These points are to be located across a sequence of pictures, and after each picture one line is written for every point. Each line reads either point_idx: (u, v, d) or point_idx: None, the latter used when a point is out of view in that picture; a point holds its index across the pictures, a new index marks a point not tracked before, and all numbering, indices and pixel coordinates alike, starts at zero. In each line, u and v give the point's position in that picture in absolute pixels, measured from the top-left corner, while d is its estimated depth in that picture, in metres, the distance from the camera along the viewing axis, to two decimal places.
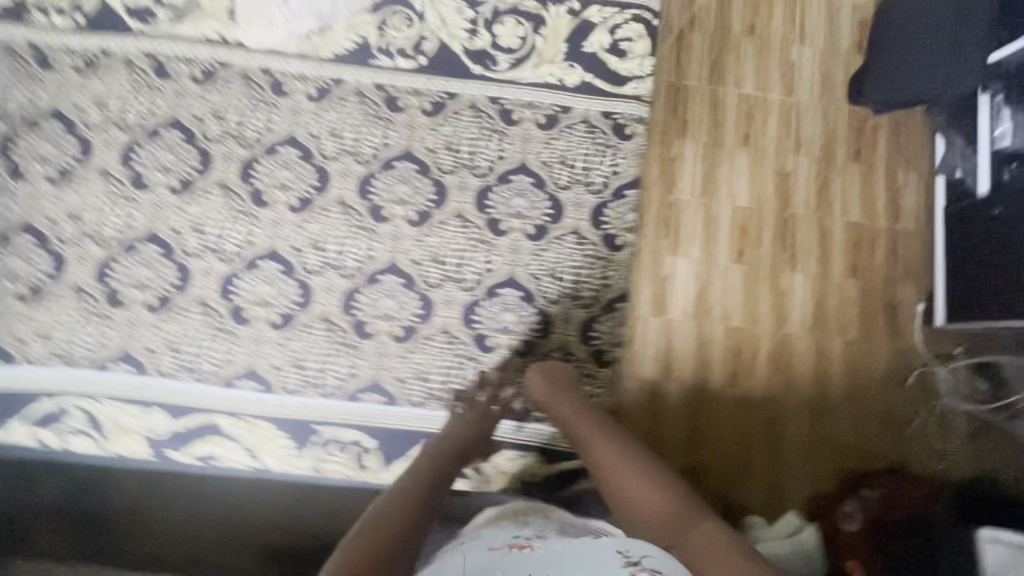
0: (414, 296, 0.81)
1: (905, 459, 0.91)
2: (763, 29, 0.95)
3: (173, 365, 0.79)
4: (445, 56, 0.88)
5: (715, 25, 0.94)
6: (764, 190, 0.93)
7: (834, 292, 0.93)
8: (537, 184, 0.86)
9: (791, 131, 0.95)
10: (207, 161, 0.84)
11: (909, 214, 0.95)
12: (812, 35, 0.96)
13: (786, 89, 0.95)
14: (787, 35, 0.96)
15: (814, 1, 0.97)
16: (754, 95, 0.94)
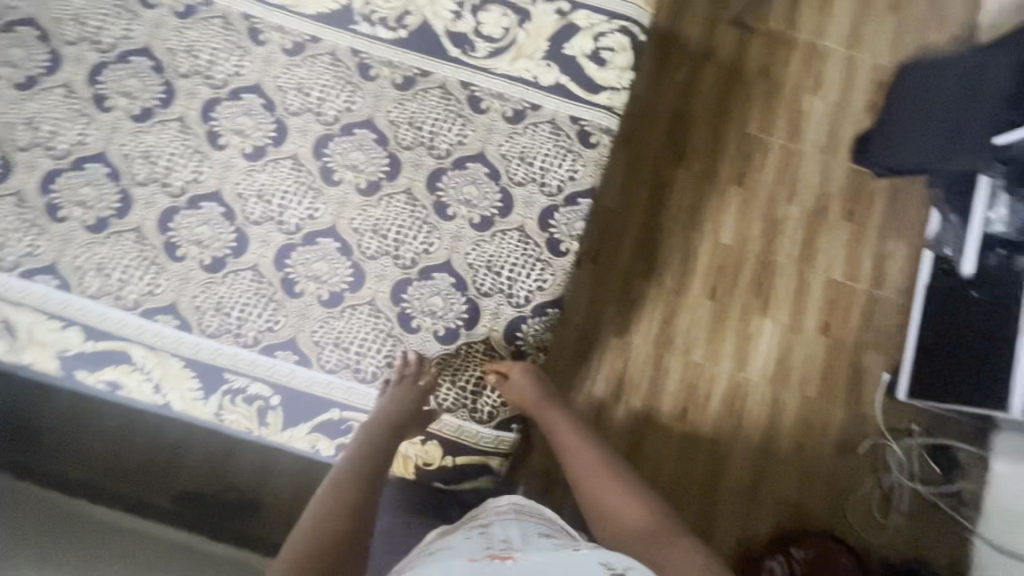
0: (347, 263, 0.82)
1: (841, 510, 1.34)
2: (731, 128, 1.49)
3: (98, 287, 0.80)
4: (426, 33, 0.88)
5: (682, 102, 1.49)
6: (743, 228, 1.46)
7: (791, 338, 1.41)
8: (491, 175, 0.86)
9: (790, 175, 1.49)
10: (170, 93, 0.84)
11: (888, 281, 1.45)
12: (820, 94, 1.52)
13: (788, 145, 1.50)
14: (788, 100, 1.52)
15: (794, 118, 1.51)
16: (750, 143, 1.49)
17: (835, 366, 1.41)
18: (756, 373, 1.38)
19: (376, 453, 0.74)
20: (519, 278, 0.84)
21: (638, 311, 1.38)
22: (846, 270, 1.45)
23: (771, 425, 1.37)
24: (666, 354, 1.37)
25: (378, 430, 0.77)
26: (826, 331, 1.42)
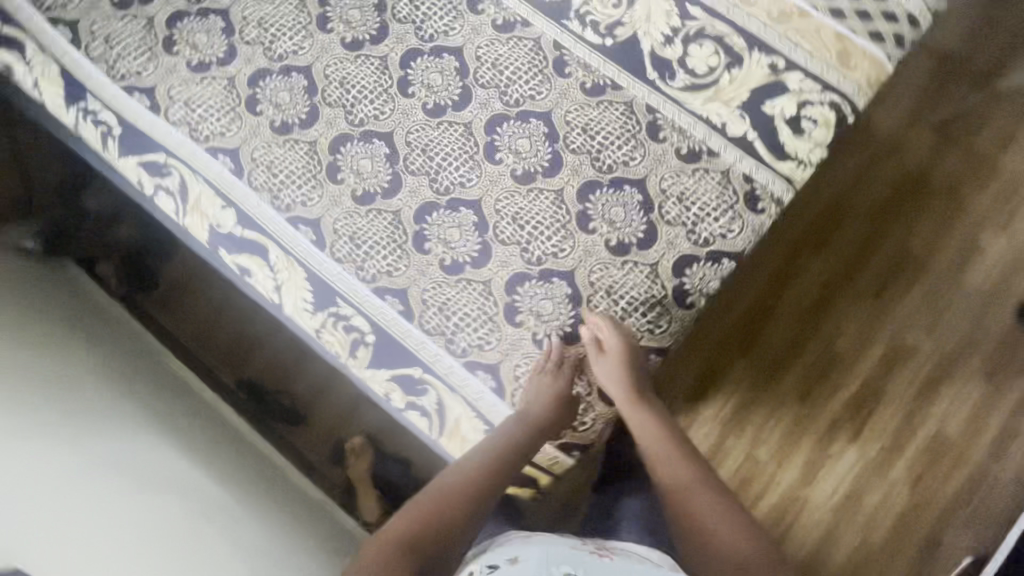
0: (478, 239, 0.84)
1: None
2: (882, 242, 1.47)
3: (264, 182, 0.87)
4: (631, 48, 0.87)
5: (842, 202, 1.49)
6: (867, 343, 1.38)
7: (877, 476, 1.30)
8: (643, 205, 0.83)
9: (933, 311, 1.41)
10: (382, 33, 0.90)
11: (1008, 462, 1.31)
12: (990, 245, 1.46)
13: (943, 280, 1.44)
14: (953, 237, 1.47)
15: (957, 258, 1.45)
16: (899, 265, 1.44)
17: (908, 526, 1.27)
18: (822, 495, 1.28)
19: (512, 453, 0.75)
20: (634, 313, 0.82)
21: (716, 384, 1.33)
22: (962, 431, 1.33)
23: (815, 554, 1.26)
24: (733, 438, 1.30)
25: (518, 430, 0.77)
26: (918, 483, 1.30)
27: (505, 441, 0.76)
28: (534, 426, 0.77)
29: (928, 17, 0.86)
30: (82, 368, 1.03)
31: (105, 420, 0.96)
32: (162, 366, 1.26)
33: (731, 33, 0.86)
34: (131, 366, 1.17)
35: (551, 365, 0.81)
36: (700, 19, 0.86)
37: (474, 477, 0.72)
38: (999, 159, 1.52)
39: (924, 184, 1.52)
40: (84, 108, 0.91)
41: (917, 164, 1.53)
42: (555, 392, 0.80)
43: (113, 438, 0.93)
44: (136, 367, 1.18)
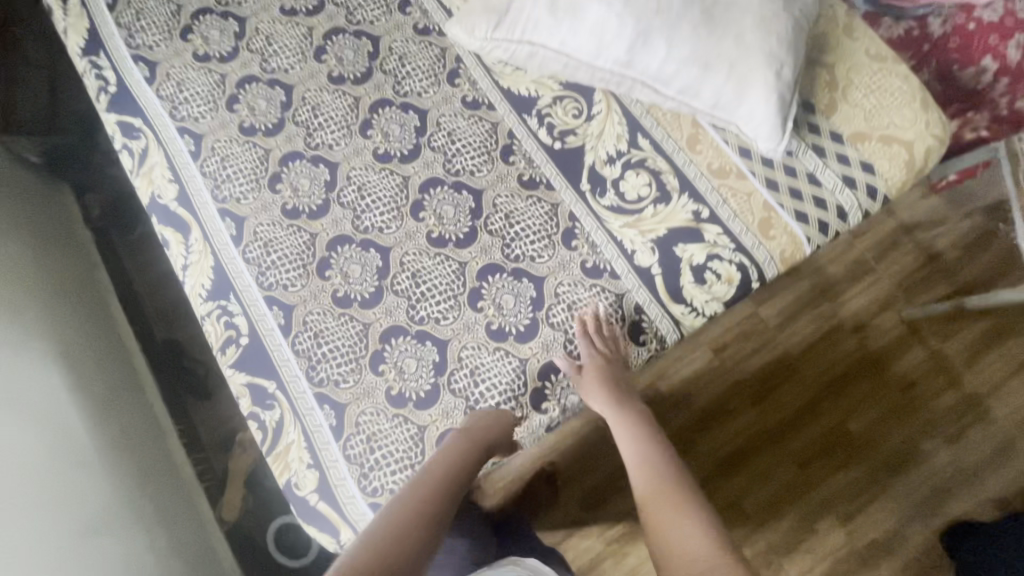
0: (375, 282, 0.87)
1: None
2: (813, 413, 1.50)
3: (213, 172, 0.94)
4: (576, 158, 0.93)
5: (789, 367, 1.52)
6: (776, 498, 1.45)
7: None
8: (535, 300, 0.86)
9: (848, 493, 1.45)
10: (365, 77, 0.98)
11: None
12: (932, 460, 1.47)
13: (870, 476, 1.46)
14: (898, 440, 1.48)
15: (894, 461, 1.47)
16: (825, 442, 1.48)
17: None
18: None
19: (460, 470, 0.75)
20: (489, 401, 0.82)
21: (604, 502, 1.29)
22: None
23: None
24: (607, 561, 1.27)
25: (460, 450, 0.76)
26: None
27: (449, 460, 0.75)
28: (474, 443, 0.77)
29: (859, 215, 0.89)
30: (16, 291, 1.09)
31: (23, 348, 1.02)
32: (102, 307, 1.32)
33: (667, 172, 0.91)
34: (65, 295, 1.21)
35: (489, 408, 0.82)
36: (645, 151, 0.92)
37: (424, 496, 0.71)
38: (965, 374, 1.51)
39: (874, 370, 1.52)
40: (94, 62, 1.01)
41: (873, 350, 1.53)
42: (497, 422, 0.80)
43: (45, 389, 1.02)
44: (69, 295, 1.23)
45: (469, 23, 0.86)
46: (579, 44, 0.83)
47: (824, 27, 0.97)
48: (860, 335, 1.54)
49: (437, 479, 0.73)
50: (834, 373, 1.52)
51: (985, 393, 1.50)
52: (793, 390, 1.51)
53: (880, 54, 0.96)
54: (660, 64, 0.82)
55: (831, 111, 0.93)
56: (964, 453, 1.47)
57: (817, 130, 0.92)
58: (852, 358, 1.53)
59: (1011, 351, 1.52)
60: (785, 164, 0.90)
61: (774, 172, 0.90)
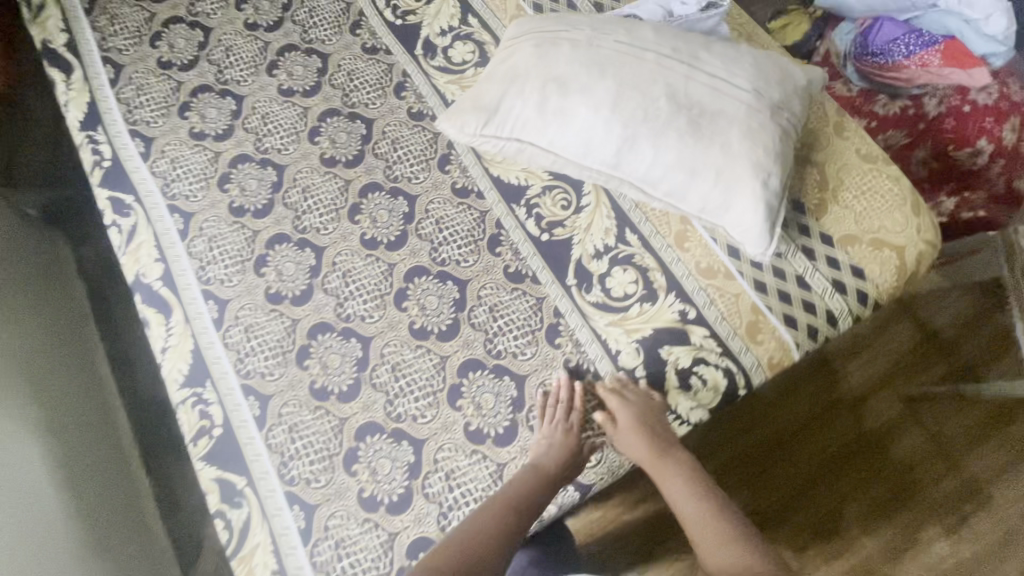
0: (354, 374, 0.86)
1: None
2: (811, 492, 1.45)
3: (199, 252, 0.94)
4: (563, 250, 0.92)
5: (785, 443, 1.49)
6: None
7: None
8: (515, 400, 0.84)
9: None
10: (356, 160, 0.99)
11: None
12: (935, 548, 1.41)
13: (872, 563, 1.41)
14: (901, 525, 1.43)
15: (898, 547, 1.42)
16: (826, 525, 1.43)
17: None
18: None
19: (531, 499, 0.78)
20: (463, 508, 0.80)
21: None
22: None
23: None
24: None
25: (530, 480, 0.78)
26: None
27: (521, 489, 0.78)
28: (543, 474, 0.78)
29: (849, 320, 0.87)
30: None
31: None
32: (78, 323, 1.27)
33: (655, 269, 0.90)
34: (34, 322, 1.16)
35: (559, 419, 0.81)
36: (633, 247, 0.91)
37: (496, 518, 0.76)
38: (966, 457, 1.47)
39: (873, 450, 1.48)
40: (91, 136, 1.02)
41: (871, 428, 1.50)
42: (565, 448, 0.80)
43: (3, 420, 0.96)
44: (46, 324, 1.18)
45: (459, 119, 0.86)
46: (567, 143, 0.83)
47: (815, 125, 0.97)
48: (855, 412, 1.51)
49: (508, 505, 0.77)
50: (831, 452, 1.48)
51: (988, 479, 1.45)
52: (788, 469, 1.47)
53: (871, 154, 0.96)
54: (647, 167, 0.82)
55: (821, 212, 0.92)
56: (966, 543, 1.41)
57: (807, 231, 0.91)
58: (849, 437, 1.49)
59: (1013, 435, 1.48)
60: (773, 265, 0.89)
61: (762, 274, 0.89)
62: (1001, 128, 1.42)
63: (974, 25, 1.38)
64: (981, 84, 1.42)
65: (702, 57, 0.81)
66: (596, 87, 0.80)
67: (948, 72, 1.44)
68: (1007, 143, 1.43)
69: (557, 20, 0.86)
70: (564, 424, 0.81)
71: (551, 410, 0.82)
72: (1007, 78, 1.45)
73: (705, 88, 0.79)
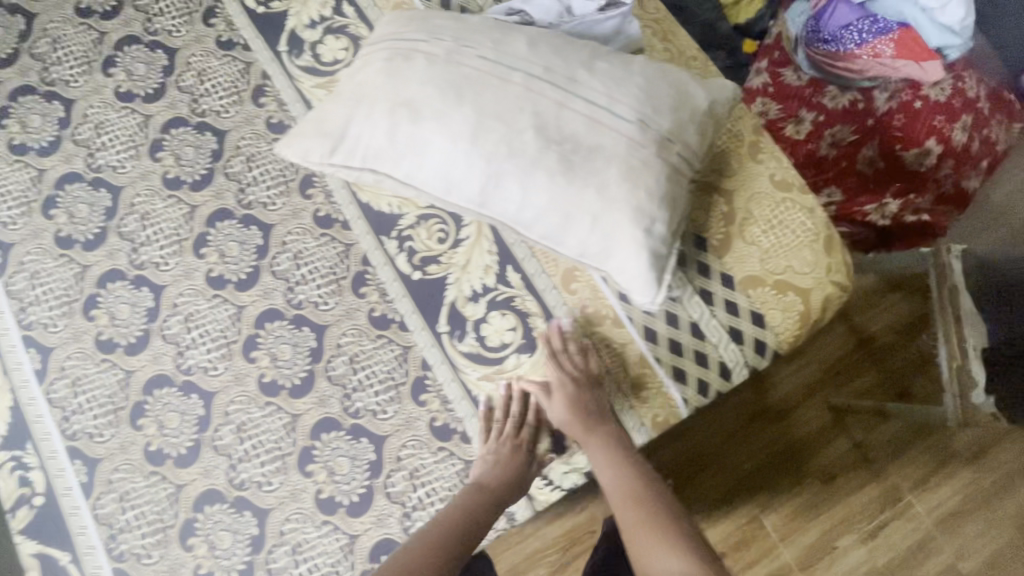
0: (193, 436, 0.77)
1: None
2: (732, 503, 1.44)
3: (19, 291, 0.82)
4: (436, 291, 0.82)
5: (710, 454, 1.45)
6: None
7: None
8: (372, 464, 0.76)
9: None
10: (204, 180, 0.86)
11: None
12: (852, 556, 1.40)
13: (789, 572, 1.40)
14: (820, 534, 1.42)
15: (816, 557, 1.40)
16: (745, 535, 1.42)
17: None
18: None
19: (469, 519, 0.72)
20: None
21: None
22: None
23: None
24: None
25: (469, 498, 0.73)
26: None
27: (460, 509, 0.72)
28: (484, 493, 0.73)
29: (743, 373, 0.80)
30: None
31: None
32: None
33: (535, 314, 0.81)
34: None
35: (507, 434, 0.76)
36: (514, 288, 0.82)
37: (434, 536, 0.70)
38: (889, 466, 1.45)
39: (797, 459, 1.46)
40: None
41: (797, 437, 1.47)
42: (507, 460, 0.75)
43: None
44: None
45: (302, 145, 0.73)
46: (426, 178, 0.70)
47: (726, 146, 0.86)
48: (782, 422, 1.47)
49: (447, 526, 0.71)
50: (755, 462, 1.45)
51: (907, 487, 1.44)
52: (711, 479, 1.44)
53: (786, 181, 0.85)
54: (517, 208, 0.70)
55: (724, 249, 0.82)
56: (882, 551, 1.41)
57: (707, 271, 0.82)
58: (774, 447, 1.46)
59: (936, 445, 1.46)
60: (665, 311, 0.81)
61: (653, 320, 0.80)
62: (952, 127, 1.33)
63: (930, 14, 1.27)
64: (935, 79, 1.31)
65: (582, 78, 0.69)
66: (452, 114, 0.67)
67: (902, 64, 1.31)
68: (956, 144, 1.34)
69: (419, 25, 0.72)
70: (514, 440, 0.76)
71: (498, 426, 0.77)
72: (962, 71, 1.34)
73: (580, 118, 0.67)
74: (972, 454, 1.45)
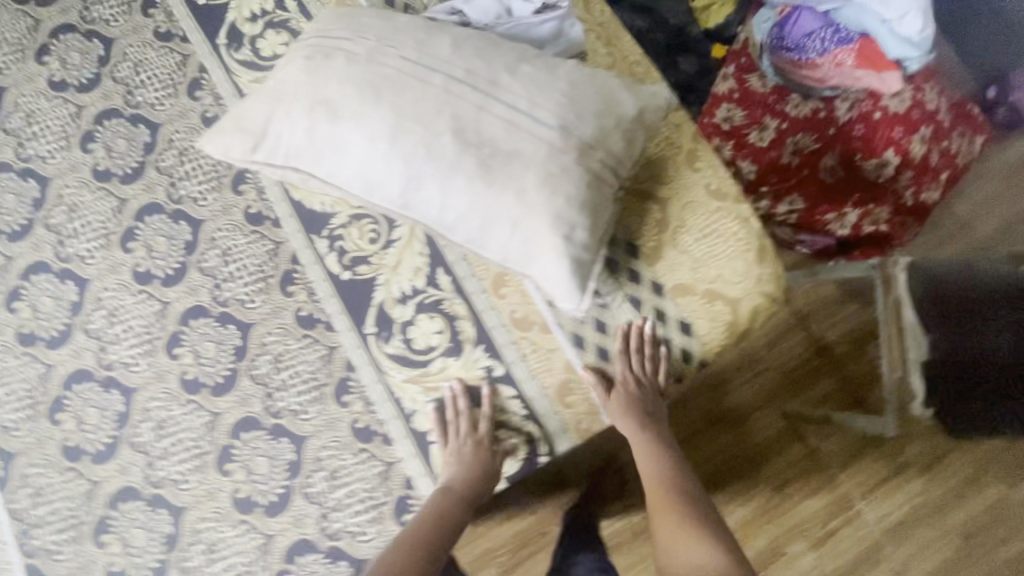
0: (112, 432, 0.77)
1: None
2: None
3: None
4: (365, 292, 0.81)
5: None
6: None
7: None
8: (291, 464, 0.76)
9: None
10: (135, 174, 0.85)
11: None
12: (801, 564, 1.42)
13: None
14: (769, 541, 1.43)
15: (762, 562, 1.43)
16: None
17: None
18: None
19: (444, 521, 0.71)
20: None
21: None
22: None
23: None
24: None
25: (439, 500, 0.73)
26: None
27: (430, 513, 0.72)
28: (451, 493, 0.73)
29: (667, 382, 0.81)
30: None
31: None
32: None
33: (463, 318, 0.80)
34: None
35: (465, 432, 0.74)
36: (443, 291, 0.81)
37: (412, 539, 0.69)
38: (842, 475, 1.45)
39: (752, 467, 1.45)
40: None
41: (752, 445, 1.46)
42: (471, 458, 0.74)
43: None
44: None
45: (223, 141, 0.72)
46: (347, 177, 0.69)
47: (663, 153, 0.86)
48: (737, 430, 1.47)
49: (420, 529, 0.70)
50: (709, 469, 1.45)
51: (858, 496, 1.45)
52: None
53: (722, 190, 0.85)
54: (438, 211, 0.69)
55: (656, 257, 0.82)
56: (829, 557, 1.42)
57: (637, 278, 0.82)
58: (728, 455, 1.46)
59: (889, 454, 1.46)
60: (593, 318, 0.81)
61: (582, 327, 0.80)
62: (910, 138, 1.33)
63: (889, 25, 1.26)
64: (894, 90, 1.31)
65: (504, 82, 0.68)
66: (370, 114, 0.67)
67: (861, 74, 1.32)
68: (914, 155, 1.34)
69: (345, 23, 0.72)
70: (474, 438, 0.74)
71: (454, 425, 0.75)
72: (923, 82, 1.34)
73: (499, 122, 0.67)
74: (925, 464, 1.46)
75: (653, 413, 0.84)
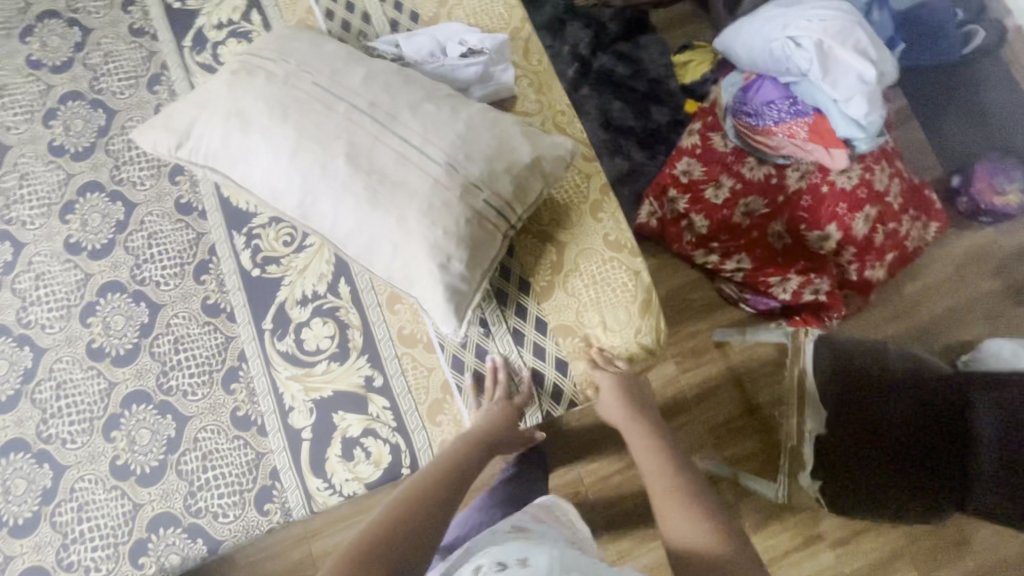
0: (15, 385, 0.83)
1: None
2: None
3: None
4: (269, 290, 0.87)
5: None
6: None
7: None
8: (170, 440, 0.82)
9: None
10: (85, 154, 0.92)
11: None
12: None
13: None
14: None
15: None
16: None
17: None
18: None
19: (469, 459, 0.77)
20: (86, 542, 0.78)
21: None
22: None
23: None
24: None
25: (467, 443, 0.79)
26: None
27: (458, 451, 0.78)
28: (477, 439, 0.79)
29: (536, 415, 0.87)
30: None
31: None
32: None
33: (355, 327, 0.85)
34: None
35: (499, 397, 0.82)
36: (341, 300, 0.86)
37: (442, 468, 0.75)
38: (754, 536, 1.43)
39: None
40: None
41: None
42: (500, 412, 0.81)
43: None
44: None
45: (151, 136, 0.79)
46: (252, 183, 0.76)
47: (570, 198, 0.89)
48: None
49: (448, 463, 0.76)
50: None
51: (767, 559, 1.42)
52: None
53: (620, 241, 0.87)
54: (331, 225, 0.75)
55: (544, 295, 0.86)
56: None
57: (523, 313, 0.86)
58: None
59: (806, 523, 1.43)
60: (474, 344, 0.85)
61: (462, 351, 0.85)
62: (853, 216, 1.33)
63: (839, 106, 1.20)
64: (842, 168, 1.29)
65: (403, 117, 0.74)
66: (276, 130, 0.74)
67: (812, 147, 1.29)
68: (857, 234, 1.35)
69: (275, 45, 0.79)
70: (503, 400, 0.82)
71: (489, 390, 0.84)
72: (874, 163, 1.33)
73: (390, 153, 0.73)
74: (842, 538, 1.42)
75: (639, 402, 0.90)
